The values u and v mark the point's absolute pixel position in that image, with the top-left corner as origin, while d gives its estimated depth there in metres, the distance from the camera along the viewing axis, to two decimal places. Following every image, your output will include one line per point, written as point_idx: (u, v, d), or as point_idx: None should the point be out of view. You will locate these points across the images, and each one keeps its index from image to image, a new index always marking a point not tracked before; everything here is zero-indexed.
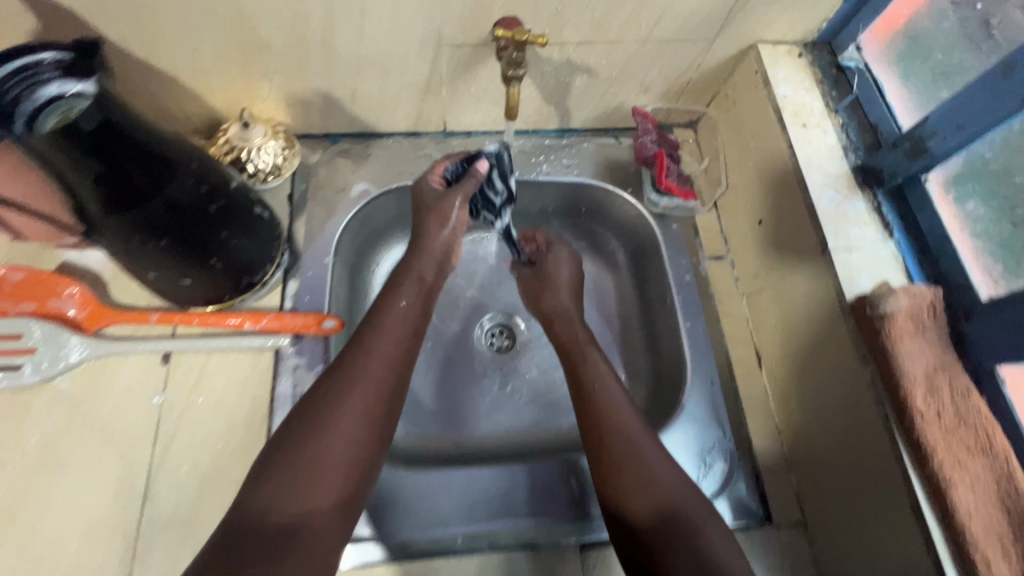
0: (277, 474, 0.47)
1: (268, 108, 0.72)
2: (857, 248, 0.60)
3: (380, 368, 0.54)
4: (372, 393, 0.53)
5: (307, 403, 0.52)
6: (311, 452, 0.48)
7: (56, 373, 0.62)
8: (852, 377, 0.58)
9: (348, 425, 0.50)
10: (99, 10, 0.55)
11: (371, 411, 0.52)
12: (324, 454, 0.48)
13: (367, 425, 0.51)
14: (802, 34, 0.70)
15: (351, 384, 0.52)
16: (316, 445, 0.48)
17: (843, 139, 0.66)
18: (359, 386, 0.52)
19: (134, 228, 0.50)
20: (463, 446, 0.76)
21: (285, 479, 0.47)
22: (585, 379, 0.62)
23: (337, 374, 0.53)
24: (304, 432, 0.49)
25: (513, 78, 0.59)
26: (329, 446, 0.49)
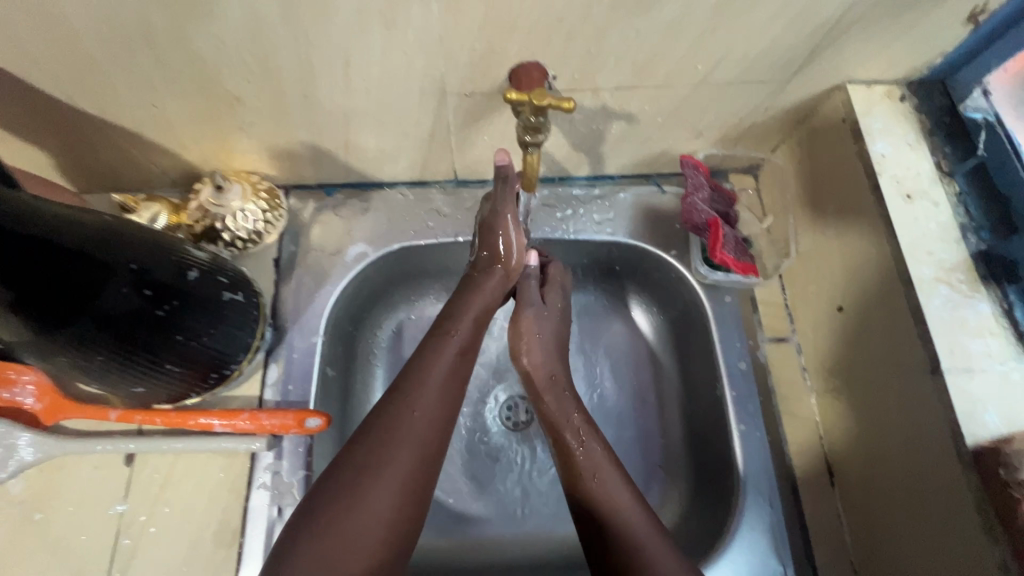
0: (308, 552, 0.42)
1: (249, 161, 0.62)
2: (981, 369, 0.45)
3: (423, 423, 0.49)
4: (416, 456, 0.47)
5: (341, 462, 0.46)
6: (347, 524, 0.43)
7: (7, 476, 0.54)
8: (970, 548, 0.43)
9: (385, 491, 0.45)
10: (33, 67, 0.46)
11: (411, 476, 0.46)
12: (363, 529, 0.43)
13: (407, 494, 0.46)
14: (907, 72, 0.55)
15: (393, 442, 0.47)
16: (354, 517, 0.43)
17: (959, 215, 0.51)
18: (402, 446, 0.47)
19: (63, 345, 0.42)
20: (482, 554, 0.65)
21: (319, 553, 0.42)
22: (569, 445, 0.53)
23: (376, 430, 0.48)
24: (340, 498, 0.44)
25: (531, 144, 0.47)
26: (367, 518, 0.43)
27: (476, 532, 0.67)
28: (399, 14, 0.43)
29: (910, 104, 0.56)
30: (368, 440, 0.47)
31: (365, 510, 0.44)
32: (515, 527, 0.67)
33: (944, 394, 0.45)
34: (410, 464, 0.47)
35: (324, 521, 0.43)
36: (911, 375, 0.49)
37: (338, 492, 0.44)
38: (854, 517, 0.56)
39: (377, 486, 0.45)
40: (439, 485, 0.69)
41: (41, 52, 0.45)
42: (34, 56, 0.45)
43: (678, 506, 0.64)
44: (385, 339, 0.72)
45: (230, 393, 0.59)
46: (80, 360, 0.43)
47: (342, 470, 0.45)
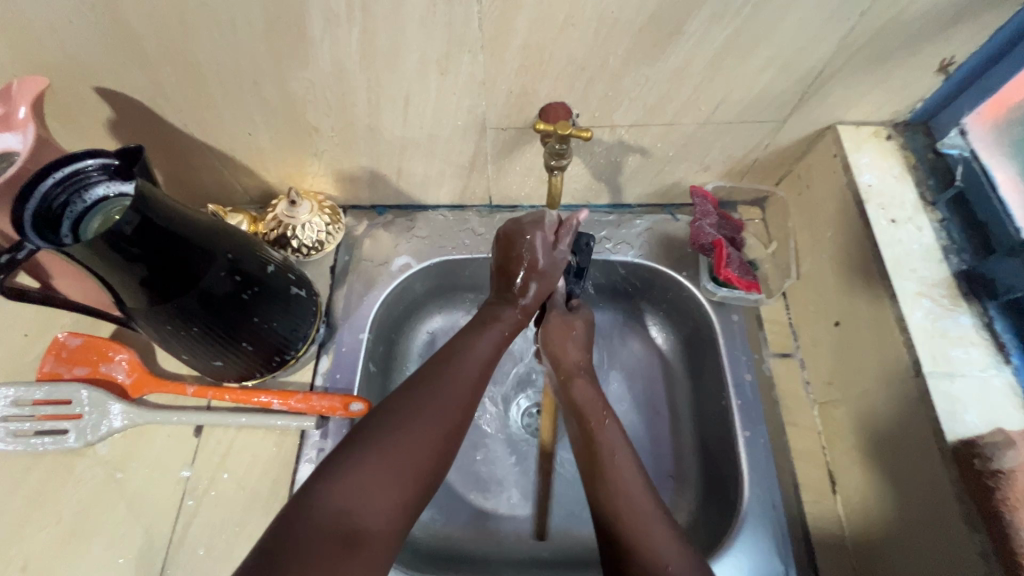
0: (350, 473, 0.41)
1: (317, 183, 0.73)
2: (961, 374, 0.50)
3: (470, 379, 0.51)
4: (461, 406, 0.49)
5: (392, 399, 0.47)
6: (391, 456, 0.43)
7: (98, 439, 0.63)
8: (957, 538, 0.47)
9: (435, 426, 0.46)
10: (164, 101, 0.58)
11: (456, 423, 0.48)
12: (410, 456, 0.43)
13: (449, 441, 0.46)
14: (892, 115, 0.62)
15: (442, 388, 0.49)
16: (404, 446, 0.43)
17: (941, 238, 0.57)
18: (451, 393, 0.49)
19: (169, 317, 0.51)
20: (506, 547, 0.70)
21: (366, 471, 0.42)
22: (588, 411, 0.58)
23: (427, 381, 0.49)
24: (390, 429, 0.45)
25: (556, 168, 0.56)
26: (416, 443, 0.44)
27: (495, 527, 0.72)
28: (452, 64, 0.54)
29: (897, 143, 0.63)
30: (412, 389, 0.48)
31: (414, 437, 0.44)
32: (531, 524, 0.72)
33: (927, 395, 0.50)
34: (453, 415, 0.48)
35: (375, 442, 0.43)
36: (900, 381, 0.53)
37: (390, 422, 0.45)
38: (854, 521, 0.59)
39: (422, 422, 0.45)
40: (462, 479, 0.74)
41: (172, 89, 0.57)
42: (168, 92, 0.57)
43: (688, 510, 0.68)
44: (420, 344, 0.80)
45: (287, 377, 0.68)
46: (179, 330, 0.53)
47: (388, 409, 0.46)
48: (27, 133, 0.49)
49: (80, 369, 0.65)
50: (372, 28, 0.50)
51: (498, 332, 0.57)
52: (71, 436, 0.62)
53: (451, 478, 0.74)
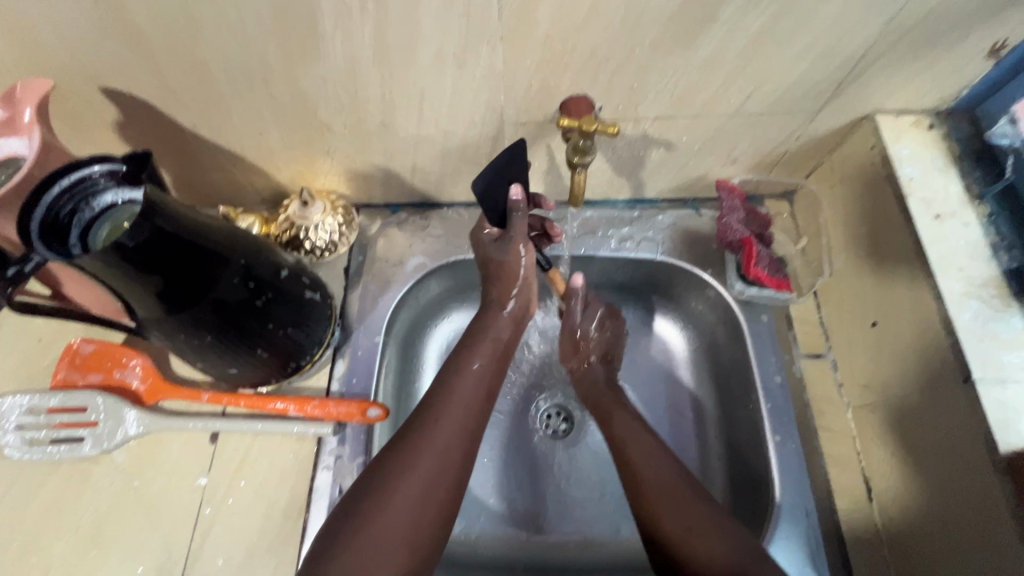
0: (342, 552, 0.46)
1: (329, 182, 0.71)
2: (1015, 380, 0.47)
3: (449, 434, 0.53)
4: (437, 467, 0.51)
5: (372, 472, 0.51)
6: (369, 535, 0.47)
7: (113, 447, 0.62)
8: (1011, 555, 0.44)
9: (409, 497, 0.49)
10: (172, 100, 0.56)
11: (434, 481, 0.51)
12: (387, 533, 0.47)
13: (432, 497, 0.50)
14: (935, 102, 0.59)
15: (421, 447, 0.52)
16: (381, 524, 0.48)
17: (989, 234, 0.54)
18: (428, 451, 0.51)
19: (182, 326, 0.49)
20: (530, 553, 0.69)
21: (353, 549, 0.46)
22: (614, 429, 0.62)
23: (402, 445, 0.52)
24: (372, 504, 0.49)
25: (578, 165, 0.54)
26: (393, 519, 0.48)
27: (517, 534, 0.70)
28: (470, 57, 0.52)
29: (940, 133, 0.59)
30: (389, 463, 0.51)
31: (390, 514, 0.48)
32: (554, 530, 0.70)
33: (977, 402, 0.47)
34: (432, 472, 0.51)
35: (359, 525, 0.47)
36: (946, 386, 0.50)
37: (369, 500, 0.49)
38: (893, 530, 0.56)
39: (401, 490, 0.49)
40: (482, 483, 0.72)
41: (180, 89, 0.55)
42: (176, 91, 0.55)
43: None
44: (436, 346, 0.79)
45: (303, 383, 0.67)
46: (191, 339, 0.51)
47: (370, 481, 0.51)
48: (33, 137, 0.48)
49: (94, 375, 0.64)
50: (386, 22, 0.48)
51: (480, 364, 0.59)
52: (87, 444, 0.61)
53: (472, 482, 0.72)
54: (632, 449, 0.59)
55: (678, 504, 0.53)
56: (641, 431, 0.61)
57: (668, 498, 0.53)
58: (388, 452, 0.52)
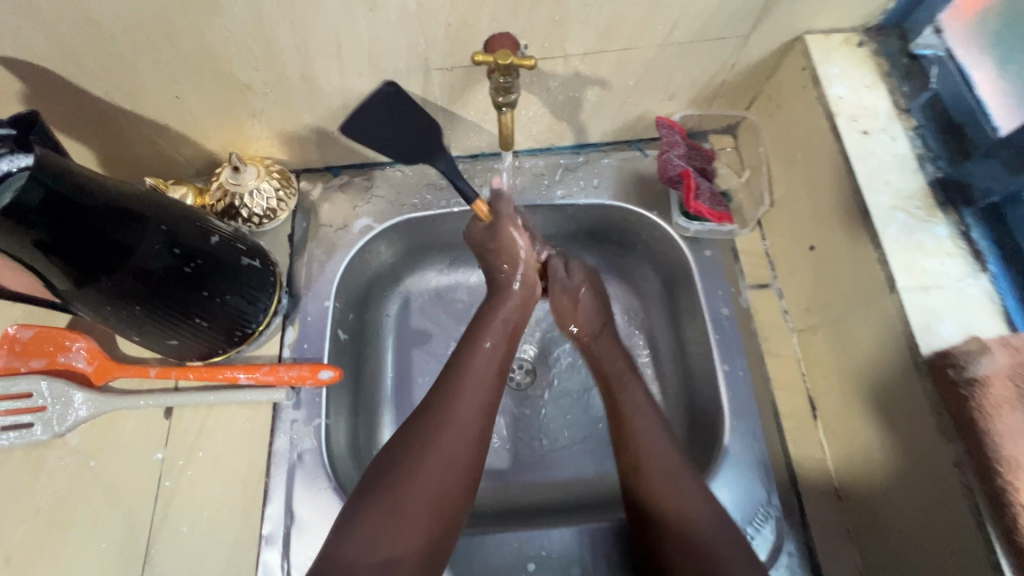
0: (360, 526, 0.49)
1: (263, 147, 0.69)
2: (935, 286, 0.48)
3: (468, 413, 0.55)
4: (457, 449, 0.53)
5: (390, 451, 0.54)
6: (392, 512, 0.49)
7: (66, 429, 0.62)
8: (933, 453, 0.46)
9: (427, 481, 0.51)
10: (76, 67, 0.54)
11: (457, 460, 0.53)
12: (413, 510, 0.50)
13: (454, 479, 0.52)
14: (863, 19, 0.58)
15: (438, 432, 0.54)
16: (397, 505, 0.50)
17: (916, 146, 0.54)
18: (445, 436, 0.53)
19: (106, 299, 0.48)
20: (512, 499, 0.70)
21: (374, 528, 0.49)
22: (635, 429, 0.57)
23: (420, 426, 0.54)
24: (395, 490, 0.50)
25: (504, 104, 0.52)
26: (415, 497, 0.50)
27: (493, 483, 0.71)
28: None
29: (869, 49, 0.58)
30: (408, 440, 0.53)
31: (414, 492, 0.50)
32: (527, 476, 0.72)
33: (901, 310, 0.48)
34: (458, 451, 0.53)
35: (383, 507, 0.49)
36: (876, 300, 0.51)
37: (388, 483, 0.51)
38: (834, 443, 0.58)
39: (420, 479, 0.51)
40: None
41: (80, 52, 0.52)
42: (74, 55, 0.52)
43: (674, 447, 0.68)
44: (394, 309, 0.78)
45: (253, 352, 0.66)
46: (121, 310, 0.50)
47: (391, 461, 0.52)
48: None
49: (37, 361, 0.63)
50: None
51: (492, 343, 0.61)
52: (37, 428, 0.61)
53: None
54: (624, 399, 0.60)
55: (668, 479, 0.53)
56: (645, 406, 0.59)
57: (667, 483, 0.53)
58: (406, 438, 0.54)
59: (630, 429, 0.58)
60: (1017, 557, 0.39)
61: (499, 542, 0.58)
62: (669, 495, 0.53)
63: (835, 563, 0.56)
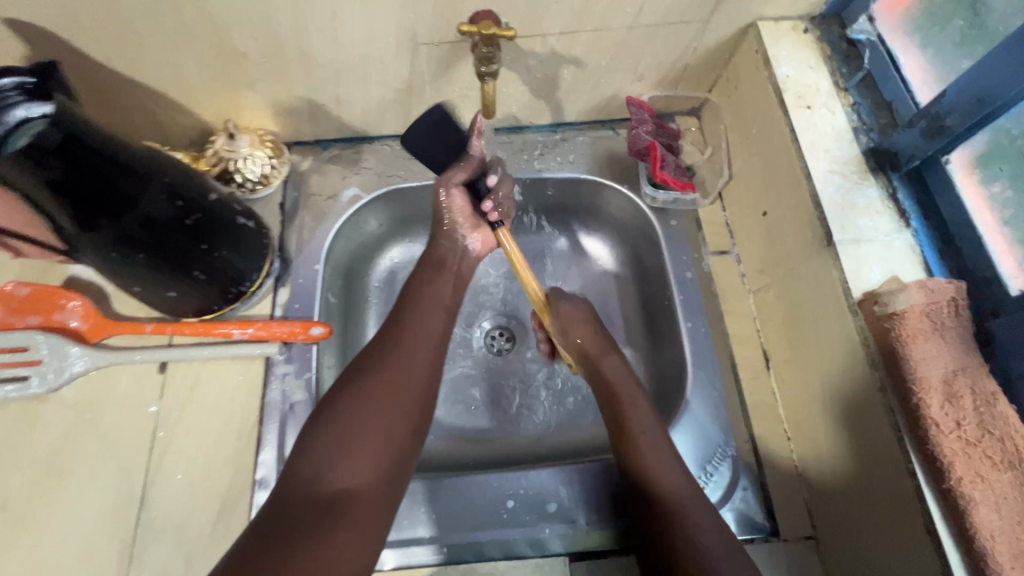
0: (320, 444, 0.50)
1: (256, 118, 0.73)
2: (867, 239, 0.54)
3: (416, 346, 0.58)
4: (408, 375, 0.55)
5: (348, 376, 0.55)
6: (351, 430, 0.51)
7: (62, 383, 0.64)
8: (863, 382, 0.52)
9: (379, 406, 0.53)
10: (81, 31, 0.56)
11: (402, 384, 0.54)
12: (364, 428, 0.51)
13: (404, 406, 0.54)
14: (808, 8, 0.65)
15: (390, 359, 0.56)
16: (353, 423, 0.51)
17: (853, 120, 0.60)
18: (398, 361, 0.56)
19: (111, 244, 0.51)
20: (493, 454, 0.74)
21: (331, 447, 0.50)
22: (630, 421, 0.59)
23: (374, 352, 0.57)
24: (347, 409, 0.52)
25: (486, 74, 0.57)
26: (365, 416, 0.52)
27: (473, 440, 0.75)
28: None
29: (814, 35, 0.65)
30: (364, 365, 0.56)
31: (361, 412, 0.52)
32: (506, 433, 0.76)
33: (837, 260, 0.54)
34: (402, 376, 0.55)
35: (341, 420, 0.51)
36: (817, 254, 0.58)
37: (344, 403, 0.52)
38: (785, 391, 0.65)
39: (372, 399, 0.53)
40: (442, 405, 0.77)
41: (85, 17, 0.55)
42: (79, 19, 0.55)
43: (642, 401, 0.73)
44: (380, 279, 0.82)
45: (247, 311, 0.69)
46: (125, 258, 0.53)
47: (346, 385, 0.54)
48: None
49: (33, 317, 0.65)
50: None
51: (435, 291, 0.64)
52: (34, 381, 0.63)
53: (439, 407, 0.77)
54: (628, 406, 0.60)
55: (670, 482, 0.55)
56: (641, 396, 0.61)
57: (658, 469, 0.56)
58: (353, 367, 0.56)
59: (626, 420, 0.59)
60: (929, 464, 0.46)
61: (479, 484, 0.62)
62: (659, 482, 0.55)
63: (784, 495, 0.62)
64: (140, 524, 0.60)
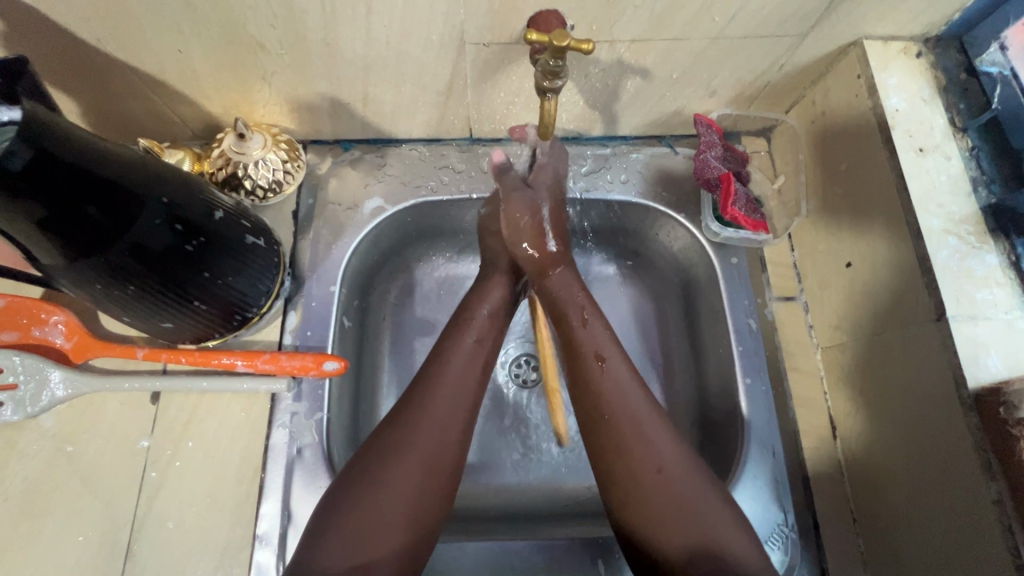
0: (335, 527, 0.43)
1: (269, 113, 0.63)
2: (984, 317, 0.47)
3: (445, 413, 0.49)
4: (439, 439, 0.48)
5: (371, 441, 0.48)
6: (368, 507, 0.44)
7: (40, 411, 0.56)
8: (970, 487, 0.45)
9: (405, 478, 0.45)
10: (65, 9, 0.47)
11: (434, 464, 0.47)
12: (384, 516, 0.44)
13: (431, 484, 0.46)
14: (924, 28, 0.55)
15: (420, 420, 0.48)
16: (373, 499, 0.44)
17: (970, 168, 0.52)
18: (427, 423, 0.48)
19: (96, 275, 0.43)
20: (515, 504, 0.65)
21: (347, 528, 0.43)
22: (592, 400, 0.53)
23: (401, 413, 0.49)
24: (367, 480, 0.45)
25: (548, 90, 0.48)
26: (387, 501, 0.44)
27: (483, 481, 0.67)
28: None
29: (927, 61, 0.56)
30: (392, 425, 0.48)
31: (383, 495, 0.44)
32: (520, 476, 0.67)
33: (948, 339, 0.46)
34: (435, 452, 0.47)
35: (358, 495, 0.44)
36: (919, 326, 0.50)
37: (365, 473, 0.45)
38: (855, 469, 0.57)
39: (397, 469, 0.45)
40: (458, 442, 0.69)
41: None
42: None
43: None
44: (398, 293, 0.74)
45: (251, 337, 0.61)
46: (111, 290, 0.45)
47: (368, 451, 0.47)
48: None
49: (8, 333, 0.57)
50: None
51: (472, 339, 0.55)
52: (8, 408, 0.55)
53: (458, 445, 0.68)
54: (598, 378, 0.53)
55: (655, 490, 0.48)
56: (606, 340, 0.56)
57: (683, 518, 0.46)
58: (379, 433, 0.48)
59: (635, 453, 0.49)
60: None
61: (509, 551, 0.57)
62: (677, 529, 0.46)
63: None
64: None
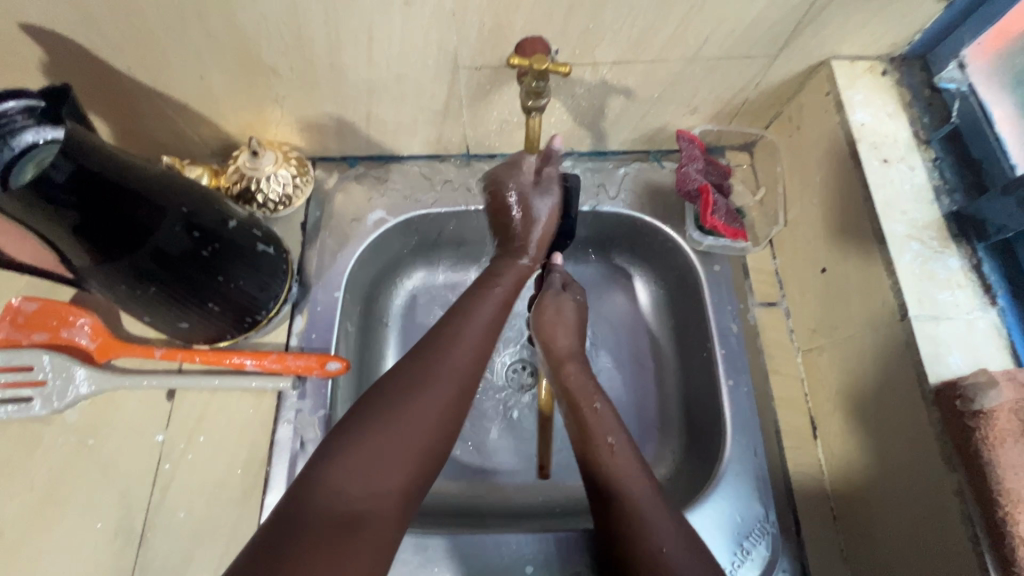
0: (353, 453, 0.42)
1: (282, 133, 0.69)
2: (946, 317, 0.49)
3: (463, 358, 0.50)
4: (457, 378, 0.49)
5: (390, 376, 0.48)
6: (389, 439, 0.43)
7: (65, 406, 0.60)
8: (934, 477, 0.47)
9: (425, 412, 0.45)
10: (101, 41, 0.53)
11: (446, 410, 0.47)
12: (399, 450, 0.43)
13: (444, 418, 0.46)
14: (889, 48, 0.59)
15: (438, 362, 0.49)
16: (393, 429, 0.44)
17: (934, 178, 0.55)
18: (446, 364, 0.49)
19: (121, 276, 0.48)
20: (508, 503, 0.68)
21: (366, 453, 0.42)
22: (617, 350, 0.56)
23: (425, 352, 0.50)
24: (389, 413, 0.45)
25: (533, 109, 0.53)
26: (403, 438, 0.44)
27: (477, 482, 0.70)
28: None
29: (893, 78, 0.60)
30: (416, 364, 0.49)
31: (401, 430, 0.44)
32: (515, 477, 0.70)
33: (912, 337, 0.49)
34: (450, 393, 0.48)
35: (379, 424, 0.44)
36: (886, 326, 0.52)
37: (384, 405, 0.45)
38: (834, 467, 0.59)
39: (419, 405, 0.45)
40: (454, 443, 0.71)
41: (106, 25, 0.51)
42: (100, 27, 0.51)
43: (671, 460, 0.67)
44: (401, 301, 0.78)
45: (260, 339, 0.66)
46: (135, 290, 0.50)
47: (390, 385, 0.47)
48: None
49: (39, 334, 0.62)
50: None
51: (492, 304, 0.56)
52: (36, 403, 0.59)
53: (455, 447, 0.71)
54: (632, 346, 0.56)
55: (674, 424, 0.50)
56: None
57: None
58: (401, 370, 0.48)
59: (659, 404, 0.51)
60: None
61: (496, 545, 0.59)
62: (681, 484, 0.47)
63: None
64: (138, 562, 0.57)
